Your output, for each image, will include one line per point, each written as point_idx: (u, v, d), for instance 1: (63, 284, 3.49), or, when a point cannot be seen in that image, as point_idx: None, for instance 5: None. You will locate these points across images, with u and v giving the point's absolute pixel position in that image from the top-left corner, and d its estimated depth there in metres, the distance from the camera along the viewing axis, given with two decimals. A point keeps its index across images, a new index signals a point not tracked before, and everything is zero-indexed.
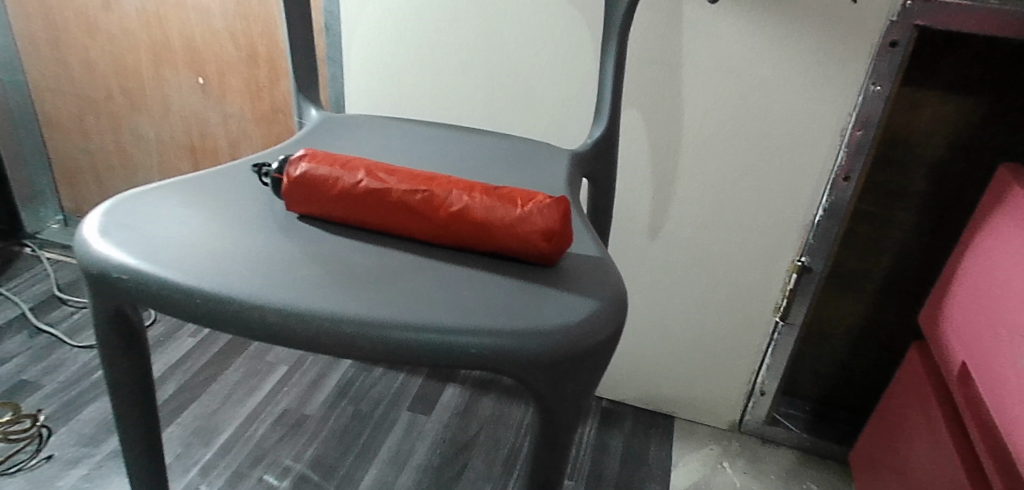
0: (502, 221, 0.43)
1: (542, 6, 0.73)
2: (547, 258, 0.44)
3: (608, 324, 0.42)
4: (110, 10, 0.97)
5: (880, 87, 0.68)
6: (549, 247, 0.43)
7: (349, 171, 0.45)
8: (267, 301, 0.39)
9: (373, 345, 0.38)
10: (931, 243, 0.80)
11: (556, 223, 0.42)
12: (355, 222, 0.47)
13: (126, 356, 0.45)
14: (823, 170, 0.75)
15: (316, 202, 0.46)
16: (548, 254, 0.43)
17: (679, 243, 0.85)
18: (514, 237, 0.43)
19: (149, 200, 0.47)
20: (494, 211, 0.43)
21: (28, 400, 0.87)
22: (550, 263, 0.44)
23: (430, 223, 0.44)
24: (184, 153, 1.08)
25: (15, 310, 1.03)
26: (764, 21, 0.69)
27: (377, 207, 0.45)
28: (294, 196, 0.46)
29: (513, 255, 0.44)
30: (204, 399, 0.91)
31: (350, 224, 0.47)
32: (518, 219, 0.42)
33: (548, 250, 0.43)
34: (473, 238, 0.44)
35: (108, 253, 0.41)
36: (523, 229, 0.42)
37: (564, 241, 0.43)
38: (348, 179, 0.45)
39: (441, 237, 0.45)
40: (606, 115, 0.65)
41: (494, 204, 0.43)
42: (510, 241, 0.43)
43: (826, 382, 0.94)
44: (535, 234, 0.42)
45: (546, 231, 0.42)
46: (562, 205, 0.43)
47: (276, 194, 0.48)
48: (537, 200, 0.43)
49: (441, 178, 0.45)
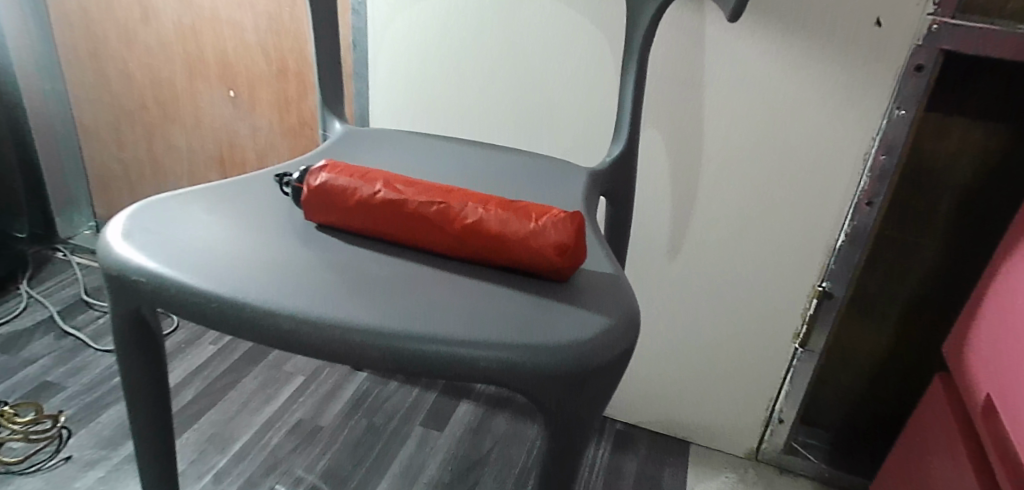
0: (514, 232, 0.43)
1: (565, 25, 0.74)
2: (560, 272, 0.43)
3: (619, 342, 0.41)
4: (148, 24, 1.01)
5: (904, 112, 0.68)
6: (562, 260, 0.43)
7: (368, 182, 0.46)
8: (279, 307, 0.39)
9: (383, 355, 0.38)
10: (957, 271, 0.78)
11: (567, 236, 0.42)
12: (374, 232, 0.47)
13: (142, 361, 0.45)
14: (845, 195, 0.74)
15: (336, 212, 0.47)
16: (559, 268, 0.43)
17: (699, 265, 0.84)
18: (525, 249, 0.43)
19: (173, 207, 0.48)
20: (507, 224, 0.43)
21: (51, 401, 0.89)
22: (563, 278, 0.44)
23: (445, 234, 0.45)
24: (213, 164, 1.11)
25: (43, 312, 1.06)
26: (787, 43, 0.69)
27: (394, 218, 0.46)
28: (313, 206, 0.48)
29: (526, 269, 0.44)
30: (222, 406, 0.92)
31: (369, 235, 0.48)
32: (531, 232, 0.43)
33: (561, 265, 0.43)
34: (486, 251, 0.44)
35: (129, 256, 0.42)
36: (537, 243, 0.42)
37: (576, 255, 0.43)
38: (368, 189, 0.46)
39: (456, 249, 0.45)
40: (625, 133, 0.65)
41: (509, 217, 0.43)
42: (522, 254, 0.43)
43: (848, 412, 0.92)
44: (546, 248, 0.42)
45: (557, 245, 0.42)
46: (575, 220, 0.43)
47: (296, 202, 0.50)
48: (552, 215, 0.43)
49: (458, 191, 0.46)
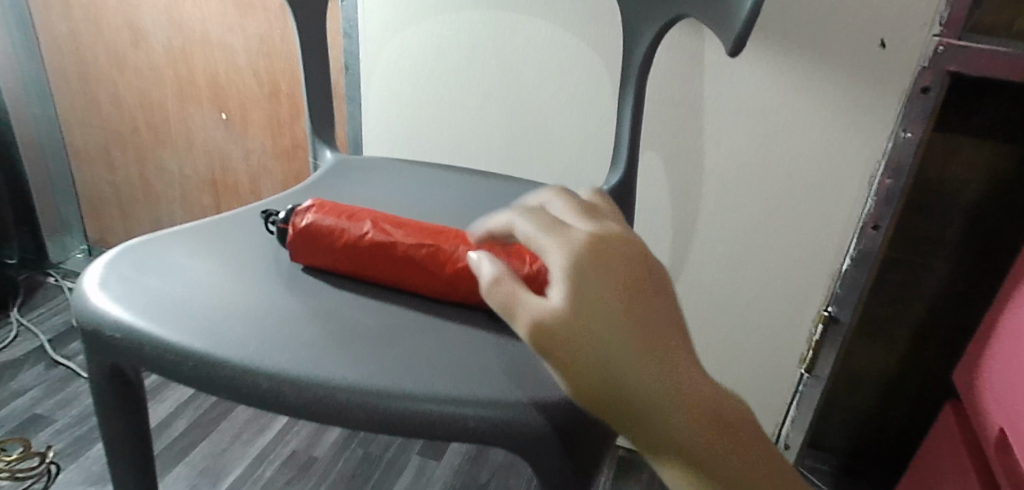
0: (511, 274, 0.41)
1: (561, 47, 0.72)
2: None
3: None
4: (139, 47, 1.00)
5: (910, 135, 0.64)
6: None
7: (357, 223, 0.44)
8: (261, 364, 0.37)
9: (370, 415, 0.36)
10: (966, 294, 0.75)
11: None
12: (363, 274, 0.45)
13: (120, 418, 0.43)
14: (851, 218, 0.72)
15: (323, 253, 0.45)
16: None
17: (702, 289, 0.82)
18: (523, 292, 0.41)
19: (154, 250, 0.46)
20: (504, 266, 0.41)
21: (40, 435, 0.87)
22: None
23: (439, 276, 0.43)
24: (206, 187, 1.09)
25: (34, 341, 1.04)
26: (789, 65, 0.67)
27: (384, 259, 0.44)
28: (298, 247, 0.45)
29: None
30: (214, 437, 0.90)
31: (357, 278, 0.46)
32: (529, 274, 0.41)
33: None
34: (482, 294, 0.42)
35: (105, 308, 0.40)
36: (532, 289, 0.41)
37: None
38: (357, 230, 0.44)
39: (450, 291, 0.43)
40: (623, 161, 0.63)
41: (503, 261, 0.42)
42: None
43: (856, 436, 0.89)
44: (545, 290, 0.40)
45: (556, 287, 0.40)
46: None
47: (279, 243, 0.47)
48: None
49: (449, 232, 0.44)
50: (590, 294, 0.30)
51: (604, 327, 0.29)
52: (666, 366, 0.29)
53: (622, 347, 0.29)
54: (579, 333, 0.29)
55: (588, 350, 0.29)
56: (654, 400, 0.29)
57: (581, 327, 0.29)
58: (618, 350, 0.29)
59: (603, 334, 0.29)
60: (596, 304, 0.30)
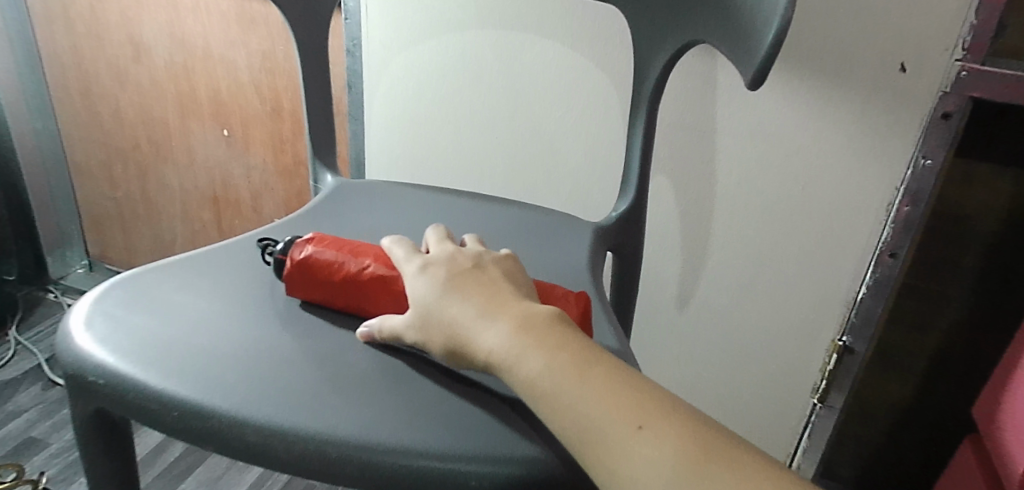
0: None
1: (567, 68, 0.70)
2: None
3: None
4: (141, 63, 1.00)
5: (931, 161, 0.61)
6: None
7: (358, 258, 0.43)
8: (247, 415, 0.35)
9: (361, 472, 0.34)
10: (985, 325, 0.72)
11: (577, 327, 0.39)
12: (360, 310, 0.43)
13: (98, 468, 0.41)
14: (867, 246, 0.69)
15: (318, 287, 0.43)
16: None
17: (710, 315, 0.81)
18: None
19: (144, 285, 0.45)
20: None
21: (33, 460, 0.86)
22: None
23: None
24: (208, 204, 1.08)
25: (31, 360, 1.03)
26: (803, 89, 0.65)
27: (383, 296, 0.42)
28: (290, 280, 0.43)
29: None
30: (210, 463, 0.89)
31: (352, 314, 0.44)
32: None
33: None
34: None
35: (88, 351, 0.39)
36: None
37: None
38: (356, 265, 0.42)
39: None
40: (633, 189, 0.61)
41: None
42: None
43: (869, 466, 0.85)
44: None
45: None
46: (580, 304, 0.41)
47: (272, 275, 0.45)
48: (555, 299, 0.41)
49: None
50: (429, 287, 0.39)
51: (446, 305, 0.38)
52: (500, 317, 0.36)
53: (461, 314, 0.37)
54: (431, 316, 0.37)
55: (441, 327, 0.37)
56: (493, 349, 0.35)
57: (430, 308, 0.38)
58: (456, 317, 0.37)
59: (446, 310, 0.37)
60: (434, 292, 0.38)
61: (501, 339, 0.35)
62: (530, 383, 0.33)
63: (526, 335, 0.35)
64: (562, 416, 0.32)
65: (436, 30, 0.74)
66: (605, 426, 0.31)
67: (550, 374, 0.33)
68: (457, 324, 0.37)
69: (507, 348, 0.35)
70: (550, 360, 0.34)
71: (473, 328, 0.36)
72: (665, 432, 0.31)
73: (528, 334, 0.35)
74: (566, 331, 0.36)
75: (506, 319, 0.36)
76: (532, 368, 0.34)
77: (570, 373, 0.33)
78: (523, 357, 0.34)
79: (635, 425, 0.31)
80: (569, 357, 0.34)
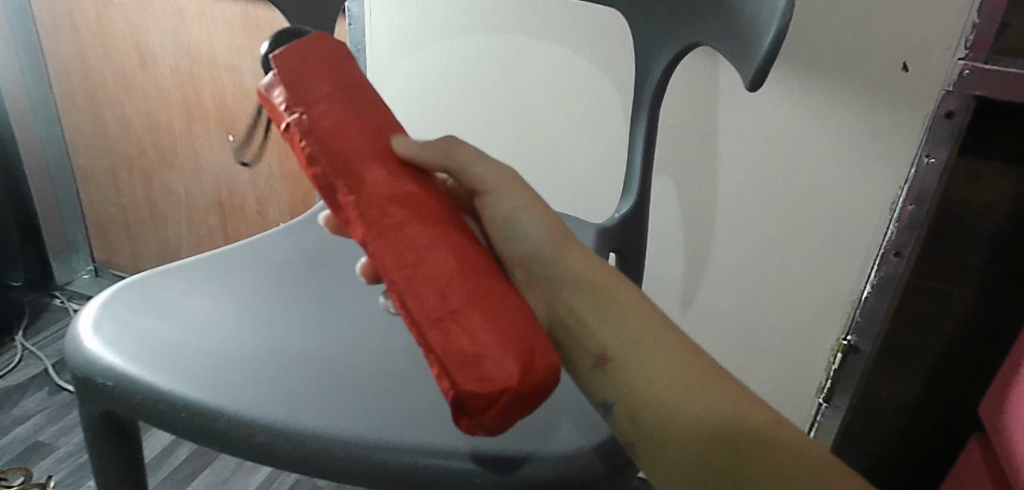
0: (480, 304, 0.31)
1: (569, 71, 0.71)
2: (483, 379, 0.29)
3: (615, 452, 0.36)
4: (146, 70, 1.01)
5: (934, 159, 0.61)
6: (515, 373, 0.29)
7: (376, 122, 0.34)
8: (254, 416, 0.35)
9: (368, 471, 0.34)
10: (990, 323, 0.71)
11: (553, 367, 0.31)
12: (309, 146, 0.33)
13: (106, 471, 0.41)
14: (870, 246, 0.69)
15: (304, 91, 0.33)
16: (488, 376, 0.29)
17: (714, 316, 0.81)
18: (473, 318, 0.30)
19: (151, 288, 0.45)
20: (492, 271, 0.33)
21: (40, 465, 0.86)
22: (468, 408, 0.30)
23: (401, 216, 0.32)
24: (213, 209, 1.09)
25: (38, 365, 1.04)
26: (804, 89, 0.65)
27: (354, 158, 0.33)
28: (292, 60, 0.34)
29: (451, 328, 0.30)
30: (217, 466, 0.89)
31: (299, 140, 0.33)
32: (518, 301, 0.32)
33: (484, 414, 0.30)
34: (433, 266, 0.31)
35: (96, 353, 0.39)
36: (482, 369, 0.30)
37: (525, 405, 0.31)
38: (344, 134, 0.33)
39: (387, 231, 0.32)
40: (635, 189, 0.61)
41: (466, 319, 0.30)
42: (479, 313, 0.30)
43: (876, 466, 0.85)
44: (517, 340, 0.30)
45: (530, 349, 0.30)
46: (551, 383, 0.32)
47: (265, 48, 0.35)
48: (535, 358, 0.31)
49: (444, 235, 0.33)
50: (534, 206, 0.36)
51: (526, 208, 0.36)
52: (594, 272, 0.36)
53: (541, 240, 0.36)
54: (508, 219, 0.36)
55: (522, 235, 0.36)
56: (582, 280, 0.36)
57: (496, 194, 0.36)
58: (530, 224, 0.36)
59: (514, 203, 0.36)
60: (538, 214, 0.36)
61: (575, 276, 0.36)
62: (604, 340, 0.35)
63: (609, 294, 0.36)
64: (637, 384, 0.34)
65: (439, 34, 0.75)
66: (686, 408, 0.34)
67: (638, 346, 0.35)
68: (516, 218, 0.36)
69: (579, 289, 0.36)
70: (634, 330, 0.36)
71: (544, 248, 0.36)
72: (795, 443, 0.33)
73: (612, 293, 0.36)
74: (649, 305, 0.37)
75: (585, 263, 0.36)
76: (610, 328, 0.35)
77: (660, 354, 0.35)
78: (601, 313, 0.36)
79: (774, 420, 0.34)
80: (673, 344, 0.36)
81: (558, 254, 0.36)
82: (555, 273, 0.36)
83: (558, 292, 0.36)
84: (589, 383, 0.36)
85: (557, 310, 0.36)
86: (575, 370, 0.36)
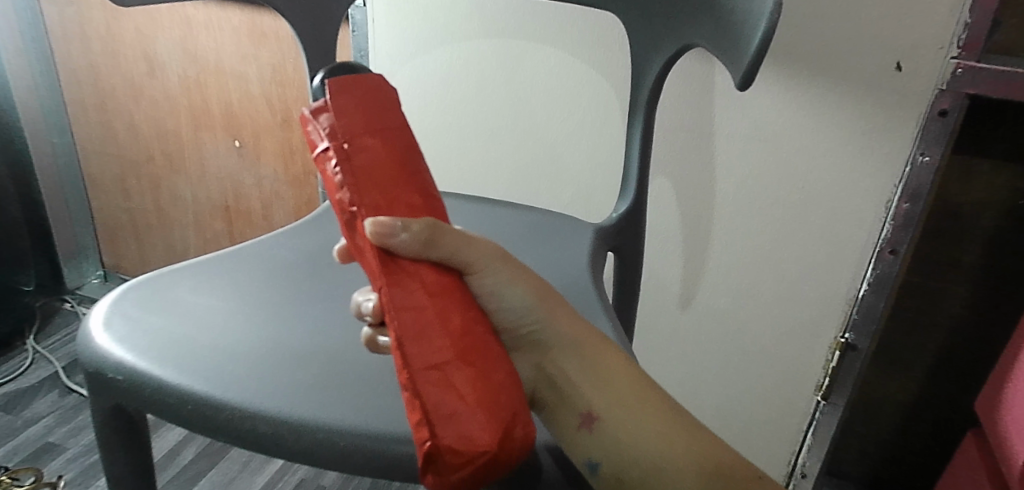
0: (474, 384, 0.29)
1: (567, 75, 0.72)
2: (465, 441, 0.27)
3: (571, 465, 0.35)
4: (154, 78, 1.03)
5: (928, 158, 0.60)
6: (496, 441, 0.28)
7: (409, 173, 0.31)
8: (259, 409, 0.37)
9: (368, 460, 0.35)
10: (987, 322, 0.72)
11: (529, 443, 0.30)
12: (344, 181, 0.29)
13: (116, 464, 0.43)
14: (867, 244, 0.70)
15: (354, 119, 0.29)
16: (471, 435, 0.28)
17: (713, 315, 0.81)
18: (466, 387, 0.28)
19: (160, 287, 0.46)
20: (485, 335, 0.31)
21: (51, 465, 0.88)
22: (436, 464, 0.28)
23: (411, 276, 0.30)
24: (219, 213, 1.11)
25: (49, 368, 1.06)
26: (800, 89, 0.66)
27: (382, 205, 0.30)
28: (352, 89, 0.30)
29: (442, 384, 0.28)
30: (223, 466, 0.90)
31: (334, 169, 0.29)
32: (508, 374, 0.31)
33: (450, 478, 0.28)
34: (434, 327, 0.29)
35: (106, 349, 0.40)
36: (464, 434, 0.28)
37: (489, 474, 0.29)
38: (379, 182, 0.30)
39: (397, 286, 0.29)
40: (632, 189, 0.62)
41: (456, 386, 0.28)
42: (469, 369, 0.29)
43: (875, 463, 0.85)
44: (500, 416, 0.29)
45: (512, 417, 0.29)
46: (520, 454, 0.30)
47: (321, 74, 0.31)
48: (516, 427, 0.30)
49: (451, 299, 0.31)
50: (533, 278, 0.36)
51: (512, 283, 0.34)
52: (586, 341, 0.37)
53: (534, 305, 0.35)
54: (513, 289, 0.34)
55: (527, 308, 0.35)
56: (581, 345, 0.37)
57: (483, 272, 0.33)
58: (516, 296, 0.34)
59: (500, 279, 0.34)
60: (539, 285, 0.36)
61: (563, 342, 0.36)
62: (591, 398, 0.36)
63: (596, 355, 0.37)
64: (625, 439, 0.36)
65: (439, 39, 0.76)
66: (670, 461, 0.36)
67: (623, 404, 0.37)
68: (502, 293, 0.34)
69: (570, 353, 0.36)
70: (616, 389, 0.37)
71: (533, 317, 0.35)
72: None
73: (599, 356, 0.38)
74: (630, 366, 0.39)
75: (578, 330, 0.37)
76: (596, 387, 0.37)
77: (644, 411, 0.37)
78: (588, 374, 0.37)
79: (757, 476, 0.38)
80: (660, 407, 0.38)
81: (559, 322, 0.36)
82: (541, 339, 0.36)
83: (544, 356, 0.36)
84: (573, 445, 0.35)
85: (543, 372, 0.36)
86: (557, 432, 0.36)
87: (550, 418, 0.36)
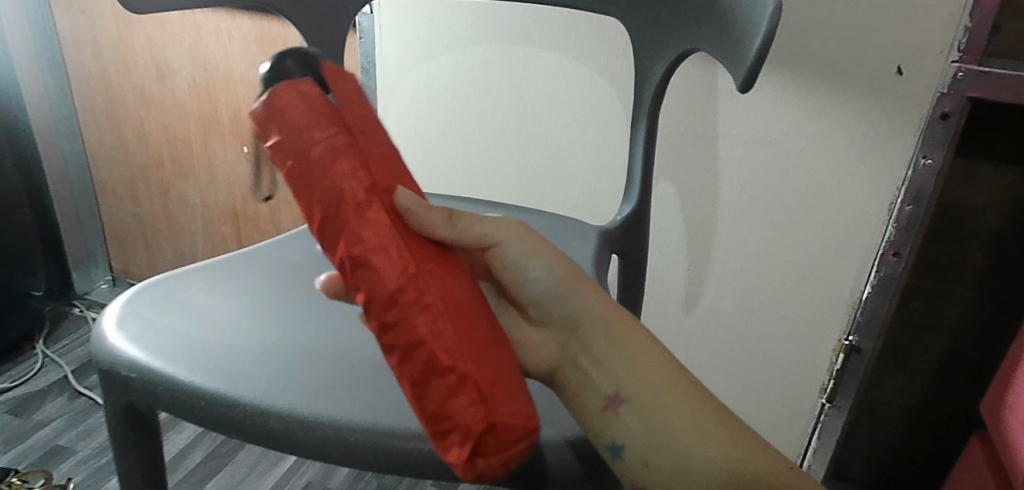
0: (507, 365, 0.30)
1: (572, 80, 0.73)
2: (517, 417, 0.29)
3: (587, 451, 0.36)
4: (164, 84, 1.04)
5: (931, 160, 0.60)
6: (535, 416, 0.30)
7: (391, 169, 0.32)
8: (270, 406, 0.37)
9: (377, 456, 0.36)
10: (993, 322, 0.72)
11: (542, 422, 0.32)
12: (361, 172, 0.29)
13: (127, 461, 0.43)
14: (870, 246, 0.70)
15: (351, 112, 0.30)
16: (522, 412, 0.29)
17: (718, 317, 0.82)
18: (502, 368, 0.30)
19: (172, 288, 0.47)
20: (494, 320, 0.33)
21: (60, 467, 0.89)
22: (489, 445, 0.28)
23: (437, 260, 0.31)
24: (227, 218, 1.12)
25: (58, 372, 1.07)
26: (802, 92, 0.67)
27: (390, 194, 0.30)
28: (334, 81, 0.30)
29: (485, 359, 0.29)
30: (230, 469, 0.91)
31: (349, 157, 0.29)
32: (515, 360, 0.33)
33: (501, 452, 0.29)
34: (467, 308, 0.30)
35: (119, 348, 0.41)
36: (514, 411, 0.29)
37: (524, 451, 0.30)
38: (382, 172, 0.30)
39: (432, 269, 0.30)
40: (636, 191, 0.62)
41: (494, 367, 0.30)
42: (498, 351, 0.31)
43: (881, 465, 0.85)
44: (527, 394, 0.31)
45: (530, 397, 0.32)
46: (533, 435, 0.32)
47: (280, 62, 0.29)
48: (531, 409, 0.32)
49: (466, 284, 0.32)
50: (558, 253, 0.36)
51: (535, 253, 0.35)
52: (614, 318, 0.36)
53: (559, 281, 0.35)
54: (538, 259, 0.35)
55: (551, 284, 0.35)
56: (609, 324, 0.36)
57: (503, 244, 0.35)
58: (541, 269, 0.35)
59: (522, 252, 0.35)
60: (564, 262, 0.36)
61: (592, 319, 0.36)
62: (618, 380, 0.35)
63: (625, 336, 0.36)
64: (653, 424, 0.35)
65: (445, 46, 0.77)
66: (702, 450, 0.34)
67: (654, 385, 0.35)
68: (525, 265, 0.35)
69: (597, 330, 0.36)
70: (646, 371, 0.36)
71: (558, 292, 0.35)
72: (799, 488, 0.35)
73: (627, 334, 0.36)
74: (665, 351, 0.37)
75: (604, 309, 0.36)
76: (624, 367, 0.35)
77: (673, 395, 0.36)
78: (618, 354, 0.35)
79: (789, 466, 0.36)
80: (690, 391, 0.36)
81: (586, 302, 0.36)
82: (568, 317, 0.36)
83: (571, 335, 0.36)
84: (595, 427, 0.35)
85: (567, 353, 0.36)
86: (584, 414, 0.35)
87: (574, 399, 0.36)
